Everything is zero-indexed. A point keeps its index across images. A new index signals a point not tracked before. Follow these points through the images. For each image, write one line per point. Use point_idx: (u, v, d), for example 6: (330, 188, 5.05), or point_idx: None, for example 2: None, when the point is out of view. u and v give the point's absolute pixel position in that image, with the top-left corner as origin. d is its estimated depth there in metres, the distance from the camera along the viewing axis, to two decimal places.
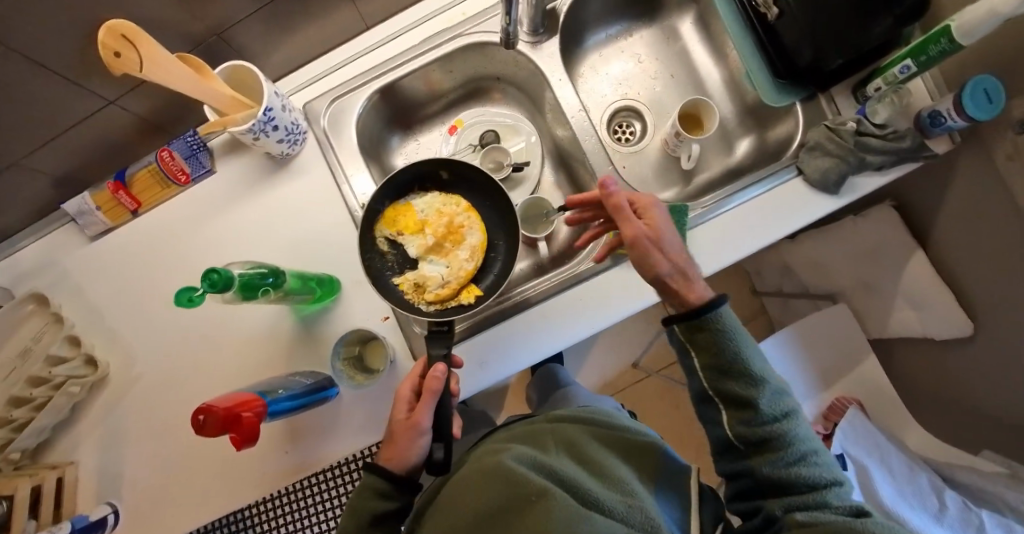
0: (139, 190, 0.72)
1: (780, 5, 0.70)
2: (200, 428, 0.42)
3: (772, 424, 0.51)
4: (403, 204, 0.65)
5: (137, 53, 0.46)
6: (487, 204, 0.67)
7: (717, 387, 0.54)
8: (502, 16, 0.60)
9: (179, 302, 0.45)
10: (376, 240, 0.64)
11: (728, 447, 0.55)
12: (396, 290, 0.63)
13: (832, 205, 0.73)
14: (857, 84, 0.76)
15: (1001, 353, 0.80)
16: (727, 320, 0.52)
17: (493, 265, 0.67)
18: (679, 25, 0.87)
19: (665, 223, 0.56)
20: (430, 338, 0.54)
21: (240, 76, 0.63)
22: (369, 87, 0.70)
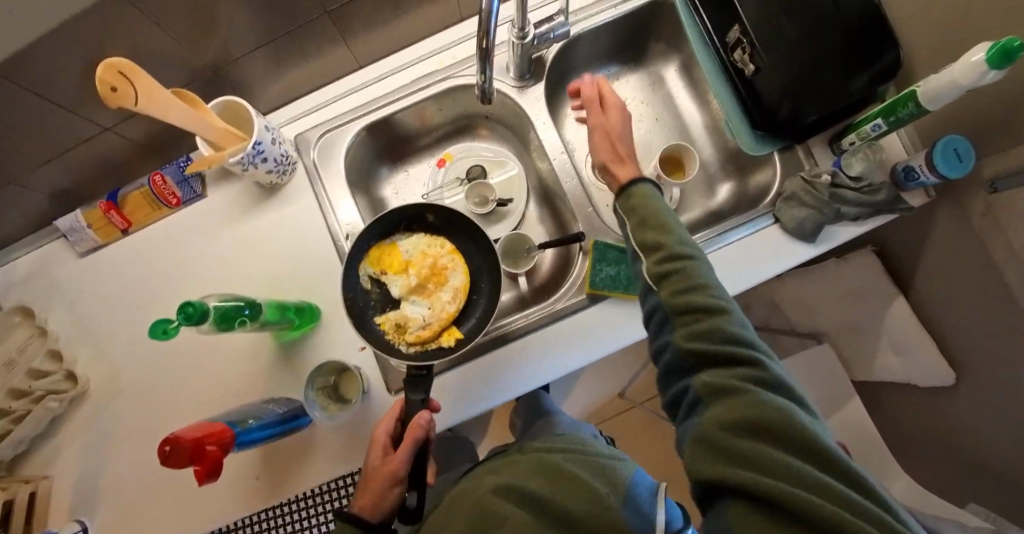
0: (131, 210, 0.74)
1: (757, 62, 0.73)
2: (166, 459, 0.43)
3: (689, 269, 0.47)
4: (388, 244, 0.68)
5: (134, 87, 0.49)
6: (470, 245, 0.70)
7: (648, 247, 0.51)
8: (476, 75, 0.56)
9: (153, 335, 0.46)
10: (360, 279, 0.67)
11: (655, 320, 0.50)
12: (377, 330, 0.65)
13: (810, 252, 0.75)
14: (834, 136, 0.79)
15: (981, 405, 0.80)
16: (651, 188, 0.54)
17: (474, 306, 0.69)
18: (664, 72, 0.90)
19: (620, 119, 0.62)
20: (409, 382, 0.56)
21: (235, 109, 0.65)
22: (359, 123, 0.73)
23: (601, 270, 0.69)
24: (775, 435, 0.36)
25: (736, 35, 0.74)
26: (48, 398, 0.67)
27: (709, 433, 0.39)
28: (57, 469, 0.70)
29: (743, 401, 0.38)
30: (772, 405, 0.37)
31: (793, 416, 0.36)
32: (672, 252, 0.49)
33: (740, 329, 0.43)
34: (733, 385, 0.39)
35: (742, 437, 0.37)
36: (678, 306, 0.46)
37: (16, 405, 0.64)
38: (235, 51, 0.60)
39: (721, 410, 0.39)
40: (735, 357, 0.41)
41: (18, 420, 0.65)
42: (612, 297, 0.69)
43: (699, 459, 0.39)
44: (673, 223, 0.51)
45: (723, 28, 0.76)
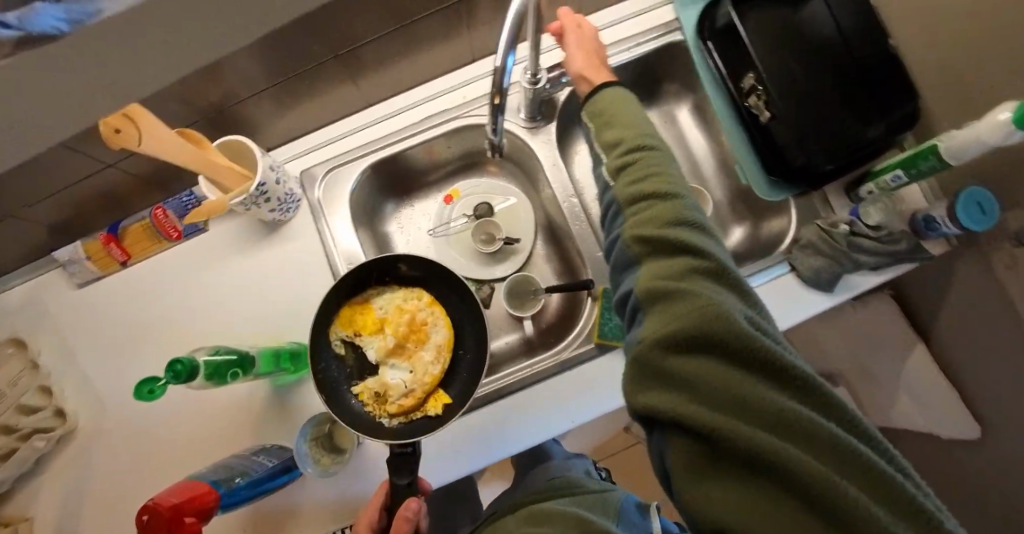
0: (130, 242, 0.72)
1: (772, 109, 0.72)
2: (142, 528, 0.41)
3: (652, 175, 0.46)
4: (361, 303, 0.64)
5: (139, 130, 0.46)
6: (450, 296, 0.67)
7: (610, 153, 0.49)
8: (489, 127, 0.54)
9: (138, 395, 0.45)
10: (331, 345, 0.63)
11: (613, 230, 0.48)
12: (355, 403, 0.62)
13: (826, 302, 0.73)
14: (850, 184, 0.78)
15: (1008, 468, 0.75)
16: (625, 99, 0.52)
17: (460, 364, 0.66)
18: (677, 112, 0.89)
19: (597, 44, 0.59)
20: (391, 462, 0.51)
21: (239, 147, 0.64)
22: (366, 160, 0.72)
23: (609, 320, 0.67)
24: (712, 348, 0.36)
25: (751, 82, 0.73)
26: (34, 436, 0.64)
27: (645, 347, 0.38)
28: (37, 510, 0.66)
29: (683, 309, 0.37)
30: (710, 310, 0.36)
31: (734, 323, 0.35)
32: (630, 163, 0.47)
33: (689, 233, 0.42)
34: (675, 291, 0.39)
35: (679, 349, 0.37)
36: (634, 213, 0.45)
37: (1, 442, 0.62)
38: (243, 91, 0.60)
39: (659, 318, 0.39)
40: (683, 263, 0.40)
41: (3, 456, 0.63)
42: (622, 347, 0.66)
43: (637, 374, 0.39)
44: (635, 130, 0.49)
45: (737, 74, 0.75)
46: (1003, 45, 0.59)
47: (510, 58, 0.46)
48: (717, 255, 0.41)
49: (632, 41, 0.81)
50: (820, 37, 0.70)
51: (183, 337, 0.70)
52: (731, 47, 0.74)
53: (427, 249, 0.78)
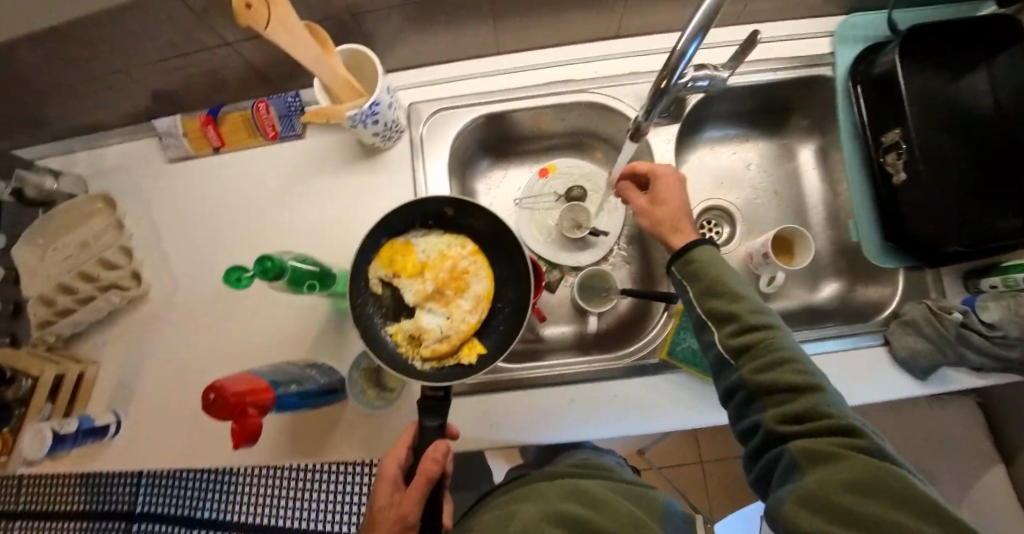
0: (227, 129, 0.71)
1: (910, 172, 0.67)
2: (207, 405, 0.42)
3: (761, 337, 0.46)
4: (402, 243, 0.58)
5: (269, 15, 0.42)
6: (495, 251, 0.59)
7: (718, 316, 0.49)
8: (642, 109, 0.56)
9: (226, 281, 0.45)
10: (367, 282, 0.56)
11: (733, 395, 0.48)
12: (387, 341, 0.56)
13: (915, 390, 0.67)
14: (969, 271, 0.71)
15: None
16: (710, 253, 0.52)
17: (499, 318, 0.58)
18: (798, 149, 0.83)
19: (670, 189, 0.58)
20: (423, 405, 0.47)
21: (358, 61, 0.62)
22: (478, 110, 0.69)
23: (682, 340, 0.64)
24: (894, 503, 0.35)
25: (894, 138, 0.68)
26: (110, 290, 0.65)
27: (820, 501, 0.37)
28: (101, 357, 0.69)
29: (859, 473, 0.37)
30: (887, 475, 0.36)
31: (908, 483, 0.36)
32: (747, 322, 0.47)
33: (834, 403, 0.42)
34: (839, 456, 0.39)
35: (859, 498, 0.36)
36: (756, 375, 0.45)
37: (84, 289, 0.65)
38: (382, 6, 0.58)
39: (829, 479, 0.38)
40: (838, 427, 0.40)
41: (84, 301, 0.66)
42: (686, 371, 0.63)
43: (809, 521, 0.37)
44: (743, 289, 0.49)
45: (881, 127, 0.69)
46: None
47: (693, 45, 0.45)
48: (849, 413, 0.41)
49: (778, 63, 0.73)
50: (975, 113, 0.68)
51: (261, 236, 0.69)
52: (884, 98, 0.68)
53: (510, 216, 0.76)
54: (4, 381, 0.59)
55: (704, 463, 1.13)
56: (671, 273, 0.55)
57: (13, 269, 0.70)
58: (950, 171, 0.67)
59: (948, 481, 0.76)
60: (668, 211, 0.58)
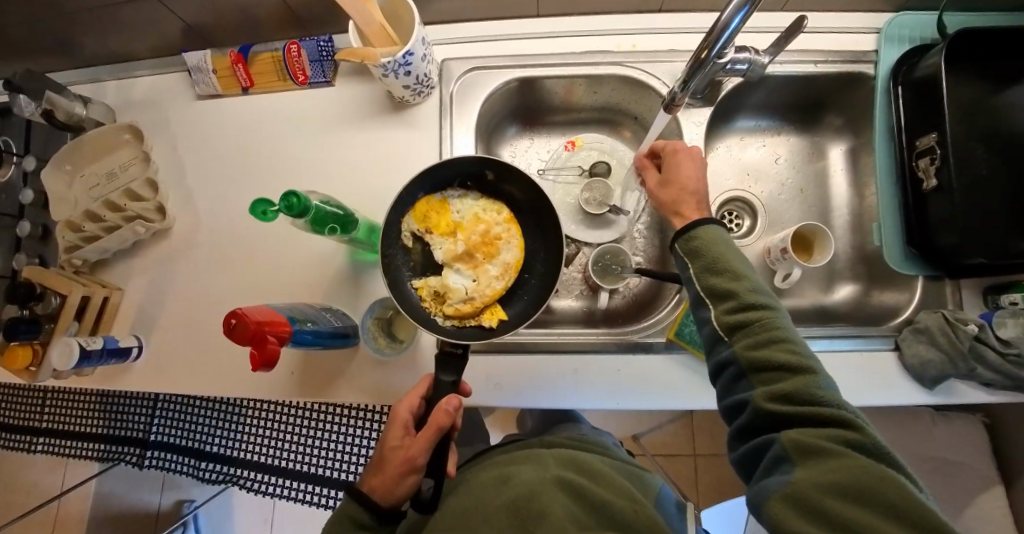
0: (256, 70, 0.71)
1: (941, 179, 0.65)
2: (229, 331, 0.43)
3: (760, 319, 0.46)
4: (438, 200, 0.59)
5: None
6: (530, 220, 0.60)
7: (717, 294, 0.49)
8: (678, 84, 0.56)
9: (253, 213, 0.45)
10: (400, 234, 0.58)
11: (725, 375, 0.48)
12: (413, 295, 0.57)
13: (921, 399, 0.66)
14: (990, 286, 0.69)
15: None
16: (717, 232, 0.51)
17: (525, 288, 0.59)
18: (828, 148, 0.82)
19: (689, 167, 0.57)
20: (441, 360, 0.48)
21: (397, 9, 0.61)
22: (512, 73, 0.68)
23: (692, 323, 0.64)
24: (883, 512, 0.35)
25: (930, 142, 0.66)
26: (135, 221, 0.66)
27: (804, 497, 0.37)
28: (127, 286, 0.70)
29: (850, 471, 0.37)
30: (878, 477, 0.36)
31: (900, 489, 0.35)
32: (745, 302, 0.47)
33: (828, 389, 0.42)
34: (828, 448, 0.39)
35: (849, 506, 0.35)
36: (751, 358, 0.45)
37: (111, 217, 0.66)
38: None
39: (816, 474, 0.38)
40: (830, 416, 0.40)
41: (111, 230, 0.67)
42: (692, 355, 0.63)
43: (790, 520, 0.37)
44: (745, 269, 0.49)
45: (916, 131, 0.68)
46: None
47: (738, 18, 0.43)
48: (843, 404, 0.41)
49: (819, 57, 0.72)
50: (1012, 128, 0.67)
51: (285, 182, 0.70)
52: (922, 100, 0.66)
53: None
54: (34, 297, 0.62)
55: (698, 456, 1.14)
56: (673, 249, 0.54)
57: (40, 192, 0.71)
58: (978, 182, 0.65)
59: (944, 494, 0.75)
60: (674, 187, 0.57)
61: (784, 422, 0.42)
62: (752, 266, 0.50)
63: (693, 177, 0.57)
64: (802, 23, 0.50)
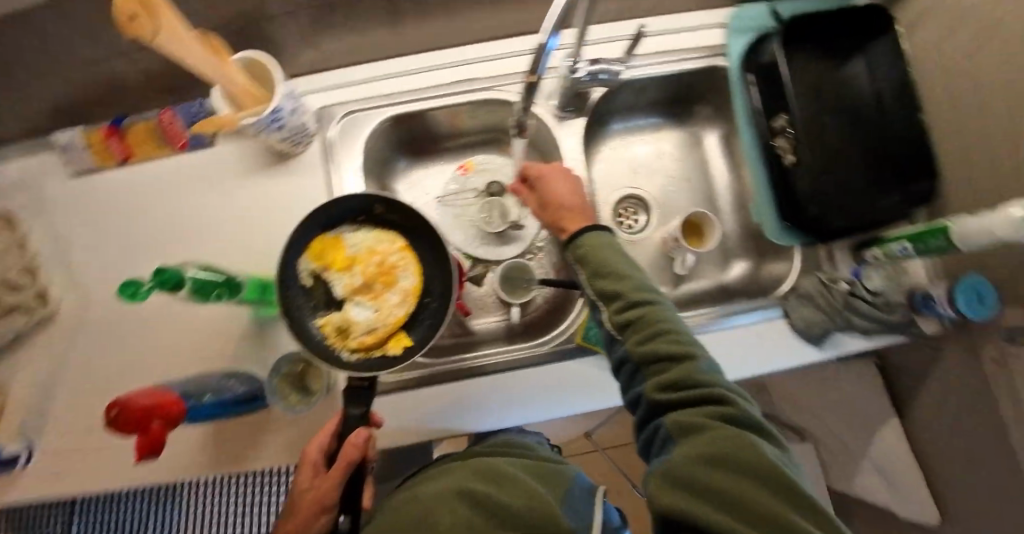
0: (133, 141, 0.70)
1: (797, 154, 0.72)
2: (112, 421, 0.43)
3: (645, 315, 0.48)
4: (331, 237, 0.59)
5: (153, 28, 0.46)
6: (421, 248, 0.60)
7: (607, 296, 0.51)
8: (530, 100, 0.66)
9: (122, 294, 0.45)
10: (298, 275, 0.57)
11: (623, 370, 0.50)
12: (316, 334, 0.56)
13: (814, 355, 0.72)
14: (856, 244, 0.78)
15: None
16: (602, 239, 0.54)
17: (426, 313, 0.59)
18: (705, 136, 0.87)
19: (566, 187, 0.61)
20: (347, 394, 0.46)
21: (258, 67, 0.64)
22: (387, 111, 0.73)
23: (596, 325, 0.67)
24: (745, 477, 0.35)
25: (782, 123, 0.72)
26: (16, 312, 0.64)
27: (680, 473, 0.37)
28: (17, 383, 0.66)
29: (720, 441, 0.38)
30: (742, 442, 0.37)
31: (760, 456, 0.36)
32: (631, 300, 0.49)
33: (707, 372, 0.44)
34: (705, 424, 0.40)
35: (717, 473, 0.36)
36: (640, 351, 0.46)
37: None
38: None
39: (692, 448, 0.38)
40: (708, 396, 0.42)
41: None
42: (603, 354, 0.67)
43: (668, 493, 0.37)
44: (630, 270, 0.51)
45: (770, 113, 0.74)
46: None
47: (554, 39, 0.52)
48: (721, 385, 0.43)
49: (675, 55, 0.77)
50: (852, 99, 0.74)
51: (178, 248, 0.68)
52: (769, 86, 0.73)
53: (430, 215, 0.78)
54: None
55: None
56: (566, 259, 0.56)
57: None
58: (829, 155, 0.73)
59: None
60: (553, 208, 0.60)
61: (672, 408, 0.44)
62: (639, 267, 0.53)
63: (567, 193, 0.60)
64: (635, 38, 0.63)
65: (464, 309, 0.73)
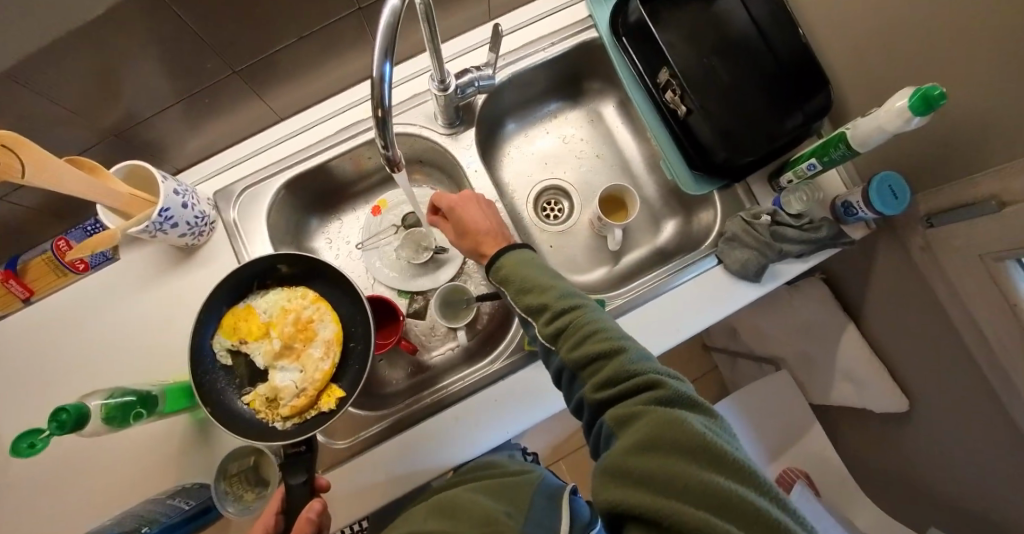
0: (34, 277, 0.66)
1: (688, 103, 0.71)
2: None
3: (571, 319, 0.48)
4: (243, 307, 0.59)
5: (21, 160, 0.46)
6: (336, 294, 0.62)
7: (534, 310, 0.51)
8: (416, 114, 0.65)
9: (17, 452, 0.42)
10: (215, 355, 0.57)
11: (564, 378, 0.49)
12: (245, 411, 0.56)
13: (756, 293, 0.73)
14: (772, 171, 0.78)
15: (944, 436, 0.77)
16: (518, 257, 0.55)
17: (353, 356, 0.60)
18: (603, 109, 0.88)
19: (477, 211, 0.62)
20: (286, 465, 0.50)
21: (141, 173, 0.63)
22: (281, 177, 0.73)
23: None
24: (677, 456, 0.35)
25: (666, 77, 0.72)
26: None
27: (617, 468, 0.37)
28: None
29: (649, 426, 0.37)
30: (669, 422, 0.36)
31: (689, 430, 0.35)
32: (555, 308, 0.49)
33: (637, 360, 0.43)
34: (637, 412, 0.39)
35: (649, 458, 0.35)
36: (573, 357, 0.46)
37: None
38: (148, 105, 0.63)
39: (625, 439, 0.38)
40: (640, 382, 0.41)
41: None
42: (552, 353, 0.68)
43: (613, 491, 0.36)
44: (551, 280, 0.51)
45: (653, 71, 0.74)
46: (906, 26, 0.61)
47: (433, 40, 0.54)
48: (653, 368, 0.42)
49: (547, 40, 0.77)
50: (730, 30, 0.70)
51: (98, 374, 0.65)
52: (644, 45, 0.73)
53: (357, 263, 0.80)
54: None
55: None
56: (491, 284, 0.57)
57: None
58: (730, 93, 0.70)
59: None
60: (470, 237, 0.62)
61: (611, 406, 0.43)
62: (562, 276, 0.53)
63: (478, 219, 0.62)
64: (495, 31, 0.62)
65: (410, 347, 0.72)
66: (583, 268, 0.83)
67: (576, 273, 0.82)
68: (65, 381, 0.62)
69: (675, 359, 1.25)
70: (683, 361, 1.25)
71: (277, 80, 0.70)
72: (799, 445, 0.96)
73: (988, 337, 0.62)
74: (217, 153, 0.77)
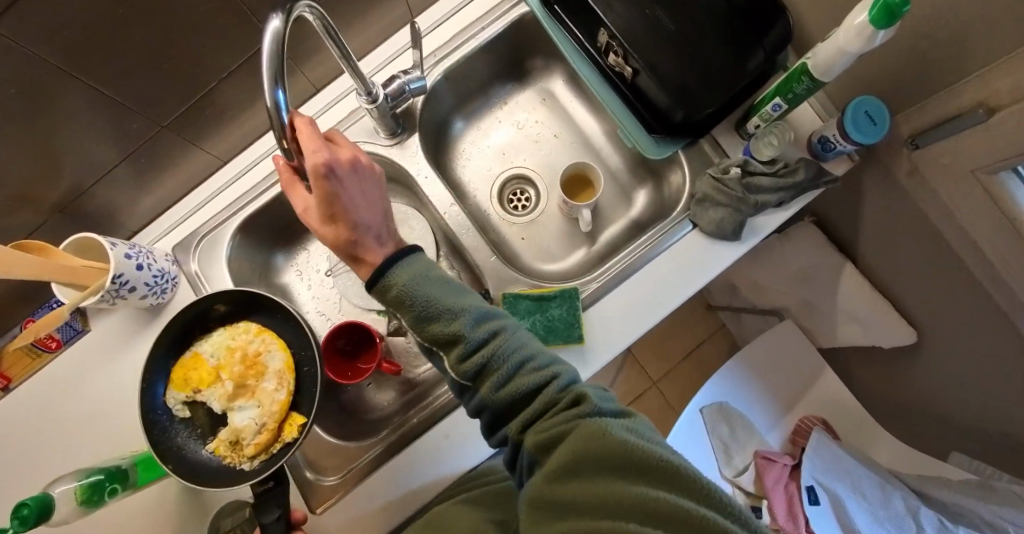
0: (9, 364, 0.66)
1: (632, 64, 0.67)
2: None
3: (486, 350, 0.41)
4: (188, 358, 0.58)
5: None
6: (279, 322, 0.60)
7: (442, 342, 0.43)
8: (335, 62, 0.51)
9: None
10: (171, 410, 0.56)
11: (482, 411, 0.43)
12: (212, 460, 0.55)
13: (736, 251, 0.70)
14: (738, 119, 0.73)
15: (955, 363, 0.73)
16: (412, 271, 0.44)
17: (310, 379, 0.59)
18: (553, 86, 0.84)
19: (357, 196, 0.47)
20: (259, 503, 0.52)
21: (92, 246, 0.63)
22: (235, 218, 0.72)
23: None
24: (604, 472, 0.34)
25: (604, 39, 0.67)
26: None
27: (546, 497, 0.36)
28: None
29: (574, 448, 0.35)
30: (594, 441, 0.35)
31: (614, 446, 0.34)
32: (468, 342, 0.41)
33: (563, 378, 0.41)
34: (562, 436, 0.37)
35: (576, 481, 0.35)
36: (498, 392, 0.41)
37: None
38: (85, 175, 0.62)
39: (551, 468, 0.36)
40: (566, 406, 0.39)
41: None
42: (569, 345, 0.67)
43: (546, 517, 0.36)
44: (455, 300, 0.43)
45: (593, 35, 0.69)
46: None
47: (345, 51, 0.51)
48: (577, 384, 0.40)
49: (476, 26, 0.73)
50: None
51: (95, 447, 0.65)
52: (577, 9, 0.69)
53: (332, 291, 0.80)
54: None
55: (657, 382, 1.19)
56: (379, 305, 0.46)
57: None
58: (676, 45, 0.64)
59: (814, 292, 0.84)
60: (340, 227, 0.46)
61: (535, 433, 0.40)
62: (465, 288, 0.45)
63: (363, 209, 0.47)
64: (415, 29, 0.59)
65: (393, 368, 0.71)
66: (560, 254, 0.81)
67: (553, 261, 0.80)
68: (64, 458, 0.63)
69: (680, 325, 1.22)
70: (686, 325, 1.22)
71: (211, 125, 0.68)
72: (814, 392, 0.93)
73: (987, 255, 0.57)
74: (171, 207, 0.76)
